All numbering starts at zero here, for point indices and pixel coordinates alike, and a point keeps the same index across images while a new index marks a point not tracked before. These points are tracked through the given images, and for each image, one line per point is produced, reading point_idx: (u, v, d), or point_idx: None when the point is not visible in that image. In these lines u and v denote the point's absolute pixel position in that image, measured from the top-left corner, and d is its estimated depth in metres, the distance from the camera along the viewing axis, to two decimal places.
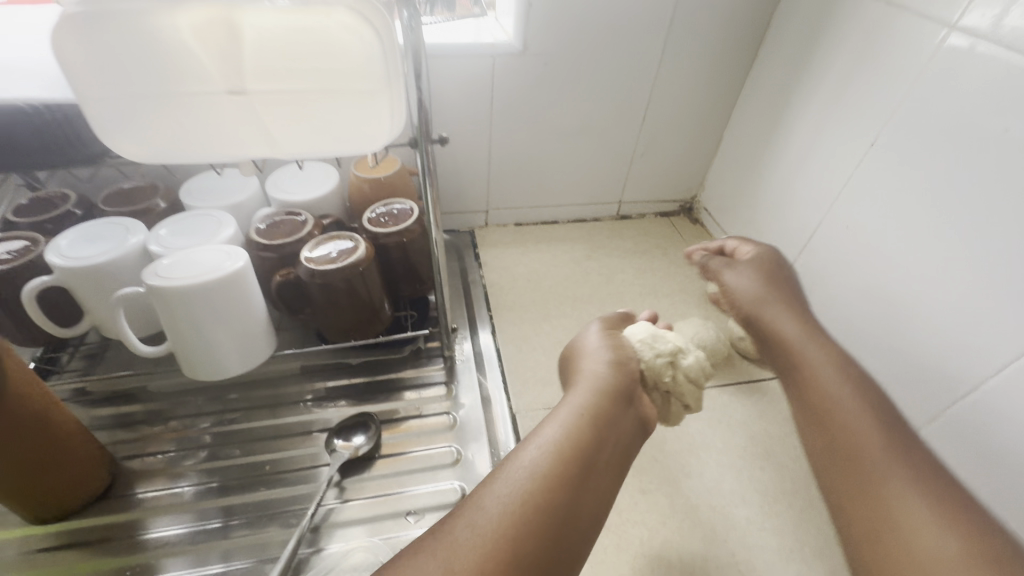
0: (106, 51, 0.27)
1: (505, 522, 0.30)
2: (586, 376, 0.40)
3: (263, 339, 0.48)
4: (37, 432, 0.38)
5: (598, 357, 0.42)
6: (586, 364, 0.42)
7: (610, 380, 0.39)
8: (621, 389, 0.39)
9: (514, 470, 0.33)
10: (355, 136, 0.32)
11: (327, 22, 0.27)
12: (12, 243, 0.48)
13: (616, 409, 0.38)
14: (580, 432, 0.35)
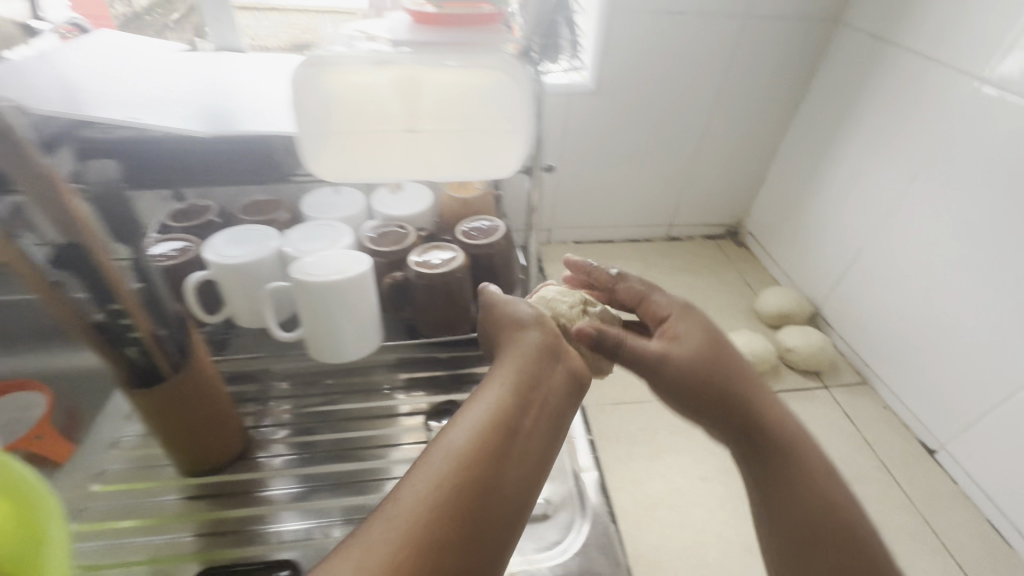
0: (328, 98, 0.36)
1: (433, 496, 0.27)
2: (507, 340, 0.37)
3: (373, 332, 0.57)
4: (209, 390, 0.47)
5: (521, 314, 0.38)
6: (505, 321, 0.38)
7: (534, 341, 0.36)
8: (546, 346, 0.36)
9: (432, 454, 0.29)
10: (491, 165, 0.40)
11: (485, 79, 0.37)
12: (172, 244, 0.57)
13: (540, 369, 0.34)
14: (495, 403, 0.31)
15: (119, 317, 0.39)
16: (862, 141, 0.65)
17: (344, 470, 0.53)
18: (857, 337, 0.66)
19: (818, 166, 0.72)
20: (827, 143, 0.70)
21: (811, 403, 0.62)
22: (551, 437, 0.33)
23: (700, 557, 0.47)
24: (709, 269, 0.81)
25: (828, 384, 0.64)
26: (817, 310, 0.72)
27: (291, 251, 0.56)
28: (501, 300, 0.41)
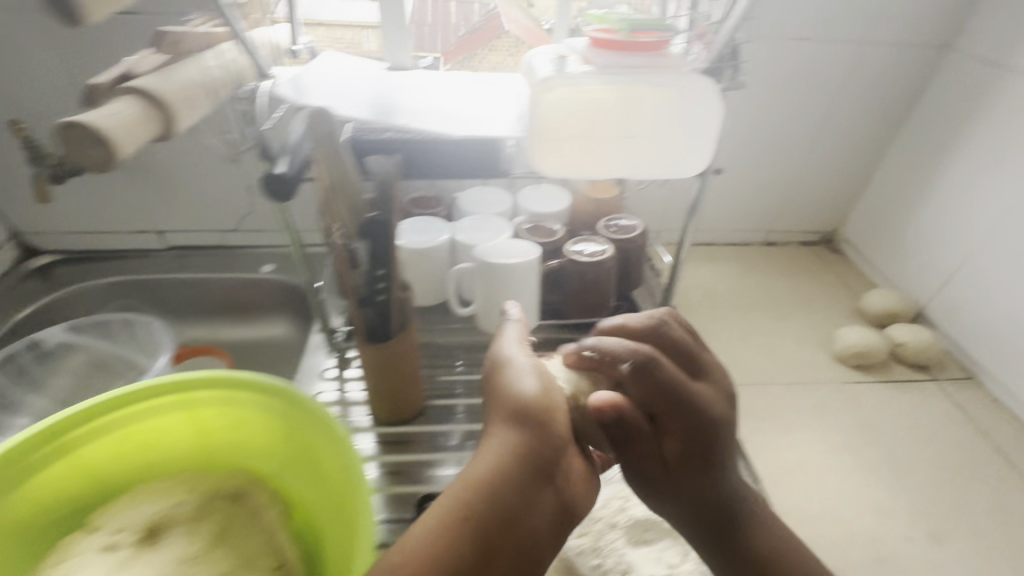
0: (562, 109, 0.46)
1: (416, 563, 0.34)
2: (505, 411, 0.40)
3: (535, 312, 0.64)
4: (415, 350, 0.57)
5: (522, 390, 0.41)
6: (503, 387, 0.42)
7: (526, 436, 0.39)
8: (545, 457, 0.39)
9: (414, 538, 0.35)
10: (684, 163, 0.48)
11: (695, 90, 0.45)
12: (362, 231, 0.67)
13: (531, 480, 0.38)
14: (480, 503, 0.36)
15: (379, 281, 0.49)
16: (971, 157, 0.71)
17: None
18: (964, 335, 0.71)
19: (924, 178, 0.77)
20: (935, 157, 0.76)
21: (923, 392, 0.67)
22: (527, 546, 0.37)
23: (839, 516, 0.54)
24: (808, 272, 0.87)
25: (936, 377, 0.70)
26: (920, 310, 0.78)
27: (463, 239, 0.66)
28: (517, 357, 0.44)
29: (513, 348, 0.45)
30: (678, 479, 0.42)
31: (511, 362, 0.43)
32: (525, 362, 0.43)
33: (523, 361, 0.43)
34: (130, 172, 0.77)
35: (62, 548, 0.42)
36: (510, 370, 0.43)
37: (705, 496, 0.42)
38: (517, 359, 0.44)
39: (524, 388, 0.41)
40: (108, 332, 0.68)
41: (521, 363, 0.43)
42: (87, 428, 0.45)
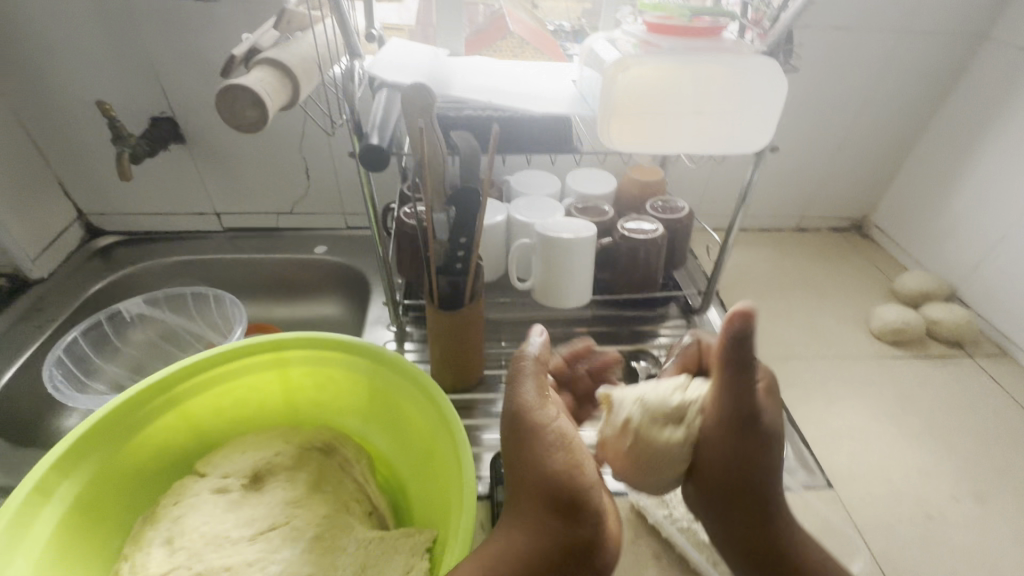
0: (636, 88, 0.49)
1: None
2: (527, 486, 0.38)
3: (588, 286, 0.68)
4: (481, 320, 0.60)
5: (544, 464, 0.37)
6: (526, 455, 0.38)
7: (551, 523, 0.37)
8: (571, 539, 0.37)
9: None
10: (747, 139, 0.52)
11: (761, 68, 0.48)
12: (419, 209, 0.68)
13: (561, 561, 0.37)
14: None
15: (458, 249, 0.52)
16: (1004, 142, 0.74)
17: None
18: (998, 314, 0.74)
19: (957, 164, 0.80)
20: (968, 143, 0.78)
21: (959, 367, 0.70)
22: None
23: (887, 476, 0.57)
24: (841, 256, 0.91)
25: (971, 353, 0.73)
26: (952, 291, 0.81)
27: (520, 217, 0.69)
28: (538, 410, 0.39)
29: (532, 399, 0.40)
30: (757, 429, 0.39)
31: (533, 420, 0.39)
32: (546, 425, 0.39)
33: (544, 422, 0.39)
34: (194, 155, 0.80)
35: (174, 491, 0.45)
36: (533, 435, 0.38)
37: (766, 450, 0.39)
38: (540, 413, 0.39)
39: (546, 462, 0.37)
40: (182, 307, 0.72)
41: (542, 426, 0.39)
42: (192, 382, 0.48)
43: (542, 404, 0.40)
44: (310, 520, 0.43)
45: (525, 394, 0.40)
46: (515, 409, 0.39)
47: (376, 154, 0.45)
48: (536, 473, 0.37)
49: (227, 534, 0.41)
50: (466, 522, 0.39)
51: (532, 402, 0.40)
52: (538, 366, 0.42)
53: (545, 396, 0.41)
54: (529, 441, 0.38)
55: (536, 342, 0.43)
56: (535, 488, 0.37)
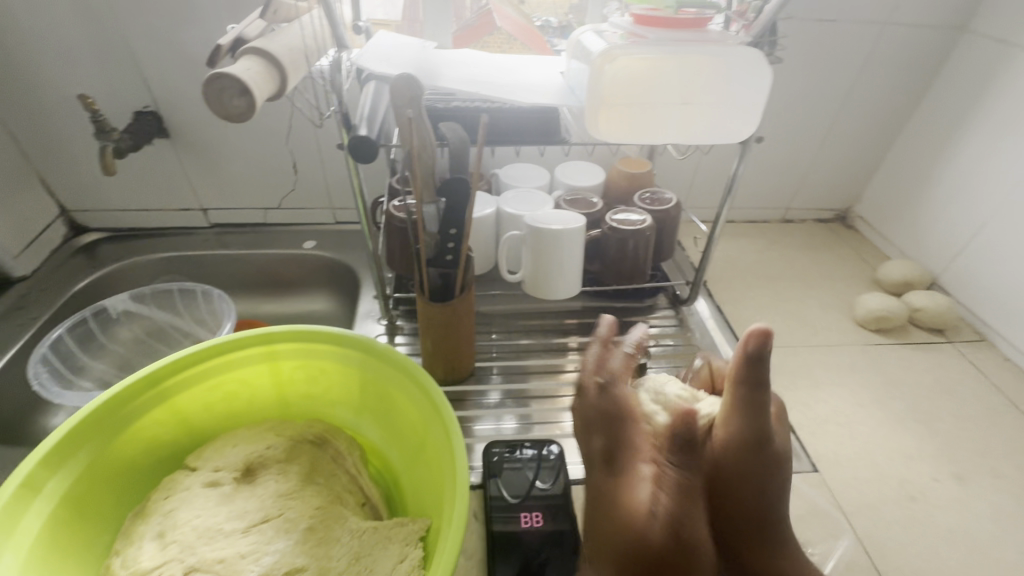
0: (624, 78, 0.50)
1: None
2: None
3: (577, 277, 0.68)
4: (471, 312, 0.60)
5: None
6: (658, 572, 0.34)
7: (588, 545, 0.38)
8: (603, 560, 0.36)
9: None
10: (733, 129, 0.52)
11: (745, 58, 0.49)
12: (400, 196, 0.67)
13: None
14: None
15: (448, 241, 0.52)
16: (983, 132, 0.75)
17: (556, 386, 0.66)
18: (977, 301, 0.76)
19: (938, 155, 0.81)
20: (948, 134, 0.80)
21: (939, 353, 0.72)
22: None
23: (871, 459, 0.58)
24: (826, 246, 0.92)
25: (952, 339, 0.75)
26: (934, 280, 0.82)
27: (510, 209, 0.69)
28: (685, 523, 0.35)
29: (685, 501, 0.35)
30: (769, 453, 0.39)
31: (672, 534, 0.34)
32: (689, 542, 0.34)
33: (689, 538, 0.34)
34: (180, 149, 0.79)
35: (166, 485, 0.45)
36: (669, 551, 0.34)
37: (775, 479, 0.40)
38: (685, 528, 0.34)
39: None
40: (169, 303, 0.72)
41: (684, 542, 0.34)
42: (181, 377, 0.47)
43: (695, 512, 0.35)
44: (303, 511, 0.44)
45: (663, 502, 0.35)
46: (665, 521, 0.35)
47: (365, 146, 0.46)
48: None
49: (221, 526, 0.41)
50: (460, 511, 0.39)
51: (683, 510, 0.35)
52: (676, 462, 0.36)
53: (694, 499, 0.36)
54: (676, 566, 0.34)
55: (683, 425, 0.36)
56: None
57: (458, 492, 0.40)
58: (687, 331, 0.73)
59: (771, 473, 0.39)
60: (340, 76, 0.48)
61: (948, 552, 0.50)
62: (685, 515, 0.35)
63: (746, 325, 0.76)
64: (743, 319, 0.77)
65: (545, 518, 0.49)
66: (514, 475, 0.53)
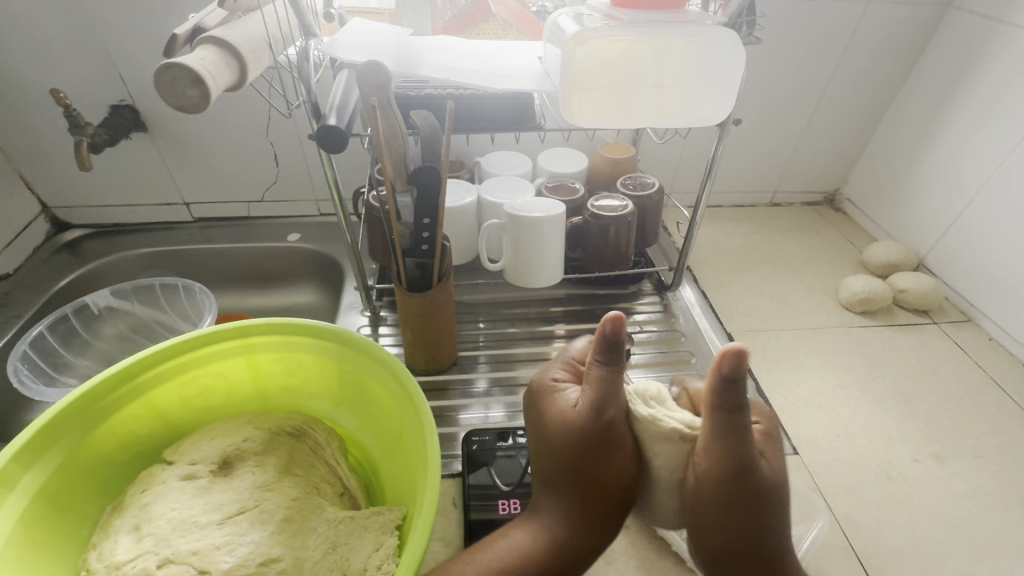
0: (595, 61, 0.49)
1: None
2: (577, 467, 0.42)
3: (559, 265, 0.68)
4: (449, 302, 0.60)
5: (597, 449, 0.41)
6: (583, 443, 0.42)
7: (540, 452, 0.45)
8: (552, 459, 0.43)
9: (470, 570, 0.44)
10: (708, 111, 0.52)
11: (718, 38, 0.48)
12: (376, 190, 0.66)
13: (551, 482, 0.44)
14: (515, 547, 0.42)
15: (423, 231, 0.52)
16: (970, 110, 0.74)
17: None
18: (963, 281, 0.76)
19: (925, 134, 0.81)
20: (935, 113, 0.79)
21: (923, 334, 0.72)
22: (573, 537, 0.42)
23: (852, 441, 0.58)
24: (812, 229, 0.92)
25: (936, 320, 0.74)
26: (920, 261, 0.82)
27: (490, 198, 0.69)
28: (601, 405, 0.41)
29: (606, 388, 0.41)
30: (751, 479, 0.38)
31: (590, 414, 0.41)
32: (607, 416, 0.41)
33: (607, 413, 0.41)
34: (159, 143, 0.78)
35: (143, 479, 0.45)
36: (589, 425, 0.41)
37: (764, 506, 0.39)
38: (603, 410, 0.41)
39: (601, 448, 0.42)
40: (151, 299, 0.71)
41: (603, 417, 0.41)
42: (156, 371, 0.47)
43: (614, 395, 0.42)
44: (280, 502, 0.44)
45: (586, 393, 0.42)
46: (586, 405, 0.42)
47: (333, 136, 0.45)
48: (590, 458, 0.42)
49: (196, 519, 0.41)
50: (431, 500, 0.39)
51: (602, 396, 0.41)
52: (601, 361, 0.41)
53: (616, 386, 0.42)
54: (596, 438, 0.41)
55: (608, 338, 0.40)
56: (591, 472, 0.42)
57: (429, 482, 0.40)
58: (671, 317, 0.72)
59: (761, 503, 0.39)
60: (307, 65, 0.48)
61: (924, 532, 0.51)
62: (602, 399, 0.41)
63: (731, 308, 0.76)
64: (728, 303, 0.77)
65: (523, 505, 0.50)
66: (505, 463, 0.53)
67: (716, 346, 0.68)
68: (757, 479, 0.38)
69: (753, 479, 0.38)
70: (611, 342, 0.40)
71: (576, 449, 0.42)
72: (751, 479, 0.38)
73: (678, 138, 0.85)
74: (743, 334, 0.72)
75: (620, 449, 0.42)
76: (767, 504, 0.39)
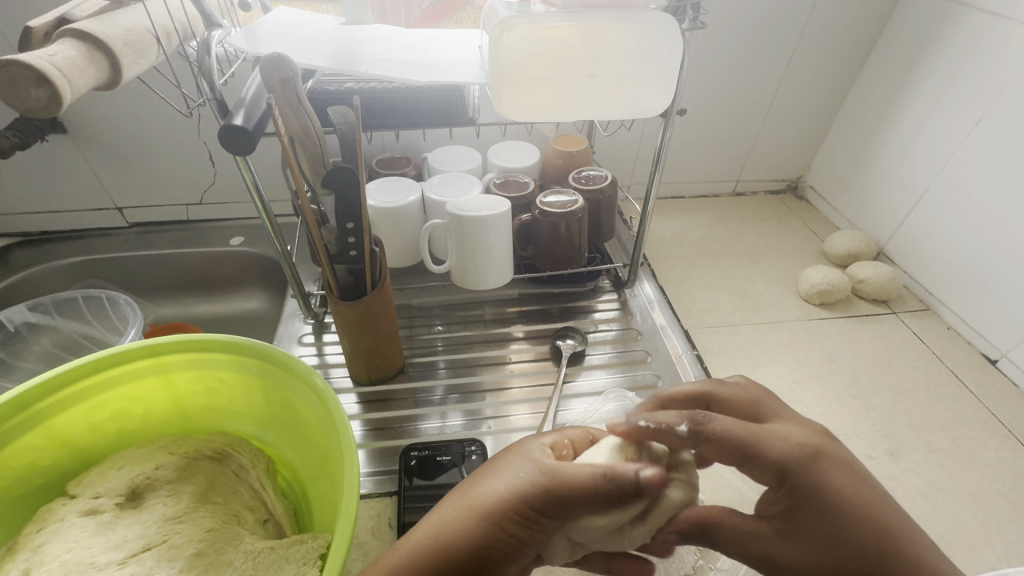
0: (523, 49, 0.46)
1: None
2: (468, 517, 0.33)
3: (508, 264, 0.65)
4: (388, 312, 0.56)
5: (494, 511, 0.33)
6: (483, 490, 0.34)
7: (475, 476, 0.37)
8: (470, 487, 0.35)
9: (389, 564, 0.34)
10: (647, 102, 0.49)
11: (653, 20, 0.45)
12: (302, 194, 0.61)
13: (456, 503, 0.35)
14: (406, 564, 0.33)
15: (349, 235, 0.48)
16: (925, 94, 0.72)
17: (503, 378, 0.62)
18: (923, 269, 0.75)
19: (883, 121, 0.79)
20: (893, 97, 0.77)
21: (882, 325, 0.71)
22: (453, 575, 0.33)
23: None
24: (776, 219, 0.90)
25: (896, 310, 0.74)
26: (881, 249, 0.81)
27: (433, 196, 0.65)
28: (561, 494, 0.32)
29: (585, 495, 0.32)
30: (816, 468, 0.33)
31: (539, 492, 0.32)
32: (541, 517, 0.33)
33: (542, 515, 0.33)
34: (83, 145, 0.73)
35: (40, 517, 0.41)
36: (513, 498, 0.33)
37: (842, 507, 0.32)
38: (557, 505, 0.32)
39: (502, 524, 0.33)
40: (76, 312, 0.67)
41: (535, 512, 0.33)
42: (57, 398, 0.43)
43: (574, 506, 0.32)
44: (191, 536, 0.40)
45: (564, 481, 0.32)
46: (526, 480, 0.33)
47: (238, 138, 0.38)
48: (483, 519, 0.33)
49: (94, 560, 0.38)
50: (344, 533, 0.35)
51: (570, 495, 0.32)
52: (612, 481, 0.32)
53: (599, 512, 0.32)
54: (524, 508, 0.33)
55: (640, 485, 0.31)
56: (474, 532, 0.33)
57: (344, 510, 0.36)
58: (628, 315, 0.70)
59: (819, 453, 0.33)
60: (209, 59, 0.43)
61: None
62: (556, 491, 0.32)
63: (690, 303, 0.74)
64: (688, 298, 0.75)
65: None
66: (470, 462, 0.52)
67: (672, 342, 0.66)
68: (808, 521, 0.32)
69: (771, 462, 0.33)
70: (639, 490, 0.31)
71: (479, 500, 0.34)
72: (797, 478, 0.32)
73: (633, 131, 0.82)
74: (700, 330, 0.70)
75: (517, 542, 0.33)
76: (844, 504, 0.32)
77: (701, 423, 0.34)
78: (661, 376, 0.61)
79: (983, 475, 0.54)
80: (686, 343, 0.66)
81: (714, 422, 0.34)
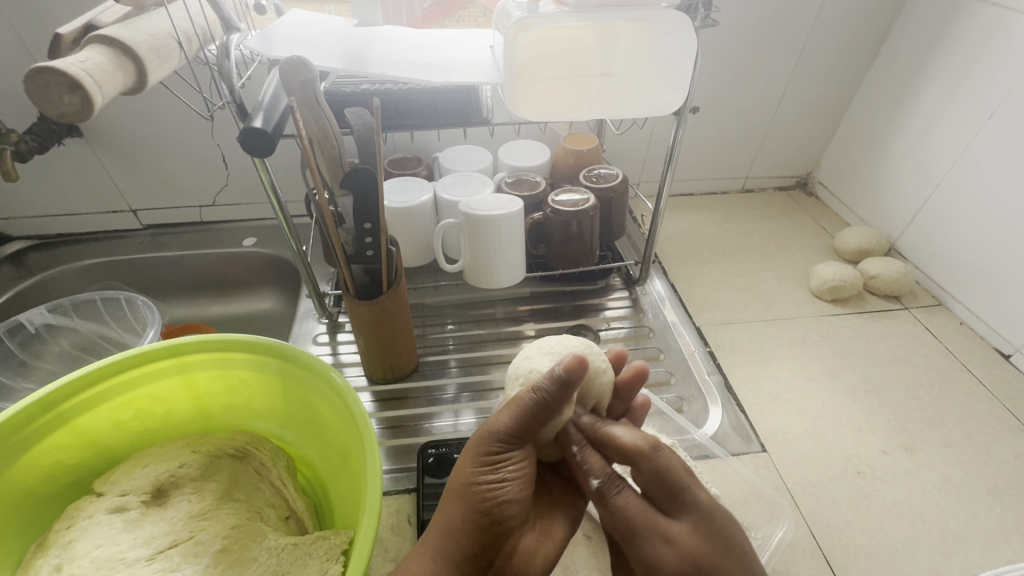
0: (537, 49, 0.46)
1: None
2: (453, 495, 0.35)
3: (521, 263, 0.65)
4: (402, 312, 0.56)
5: (473, 481, 0.35)
6: (458, 473, 0.36)
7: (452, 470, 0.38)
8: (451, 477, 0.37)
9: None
10: (661, 101, 0.50)
11: (666, 20, 0.45)
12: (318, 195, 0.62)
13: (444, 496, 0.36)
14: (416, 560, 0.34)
15: (367, 235, 0.49)
16: (937, 89, 0.72)
17: None
18: (934, 265, 0.75)
19: (894, 117, 0.79)
20: (904, 92, 0.77)
21: (894, 320, 0.71)
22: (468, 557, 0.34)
23: (820, 436, 0.57)
24: (785, 215, 0.90)
25: (907, 306, 0.74)
26: (891, 244, 0.81)
27: (446, 195, 0.66)
28: (515, 426, 0.35)
29: (529, 412, 0.35)
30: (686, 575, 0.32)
31: (501, 438, 0.35)
32: (510, 452, 0.35)
33: (510, 449, 0.35)
34: (98, 148, 0.74)
35: (70, 514, 0.42)
36: (477, 456, 0.35)
37: None
38: (518, 435, 0.35)
39: (482, 479, 0.35)
40: (94, 314, 0.68)
41: (502, 452, 0.35)
42: (83, 397, 0.44)
43: (531, 426, 0.35)
44: (216, 532, 0.41)
45: (507, 417, 0.35)
46: (475, 435, 0.36)
47: (258, 140, 0.38)
48: (466, 492, 0.35)
49: (123, 556, 0.39)
50: (368, 529, 0.35)
51: (522, 421, 0.35)
52: (540, 389, 0.35)
53: (549, 418, 0.36)
54: (500, 459, 0.35)
55: (559, 378, 0.35)
56: (463, 502, 0.34)
57: (368, 505, 0.37)
58: (640, 313, 0.70)
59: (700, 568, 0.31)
60: (229, 63, 0.44)
61: (894, 527, 0.49)
62: (506, 428, 0.35)
63: (701, 300, 0.74)
64: (699, 295, 0.75)
65: None
66: None
67: (684, 339, 0.66)
68: None
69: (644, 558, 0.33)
70: (564, 383, 0.35)
71: (456, 481, 0.36)
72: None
73: (643, 130, 0.82)
74: (712, 327, 0.70)
75: (514, 478, 0.35)
76: None
77: (612, 486, 0.34)
78: (673, 373, 0.62)
79: (998, 469, 0.54)
80: (698, 341, 0.66)
81: (620, 494, 0.34)
